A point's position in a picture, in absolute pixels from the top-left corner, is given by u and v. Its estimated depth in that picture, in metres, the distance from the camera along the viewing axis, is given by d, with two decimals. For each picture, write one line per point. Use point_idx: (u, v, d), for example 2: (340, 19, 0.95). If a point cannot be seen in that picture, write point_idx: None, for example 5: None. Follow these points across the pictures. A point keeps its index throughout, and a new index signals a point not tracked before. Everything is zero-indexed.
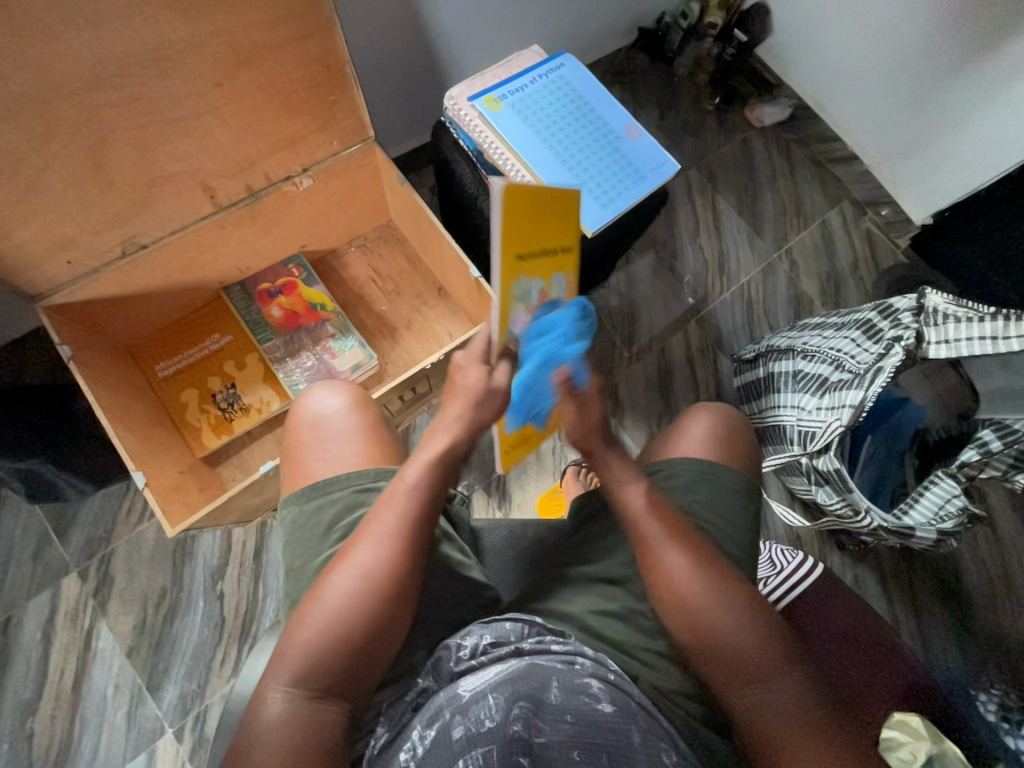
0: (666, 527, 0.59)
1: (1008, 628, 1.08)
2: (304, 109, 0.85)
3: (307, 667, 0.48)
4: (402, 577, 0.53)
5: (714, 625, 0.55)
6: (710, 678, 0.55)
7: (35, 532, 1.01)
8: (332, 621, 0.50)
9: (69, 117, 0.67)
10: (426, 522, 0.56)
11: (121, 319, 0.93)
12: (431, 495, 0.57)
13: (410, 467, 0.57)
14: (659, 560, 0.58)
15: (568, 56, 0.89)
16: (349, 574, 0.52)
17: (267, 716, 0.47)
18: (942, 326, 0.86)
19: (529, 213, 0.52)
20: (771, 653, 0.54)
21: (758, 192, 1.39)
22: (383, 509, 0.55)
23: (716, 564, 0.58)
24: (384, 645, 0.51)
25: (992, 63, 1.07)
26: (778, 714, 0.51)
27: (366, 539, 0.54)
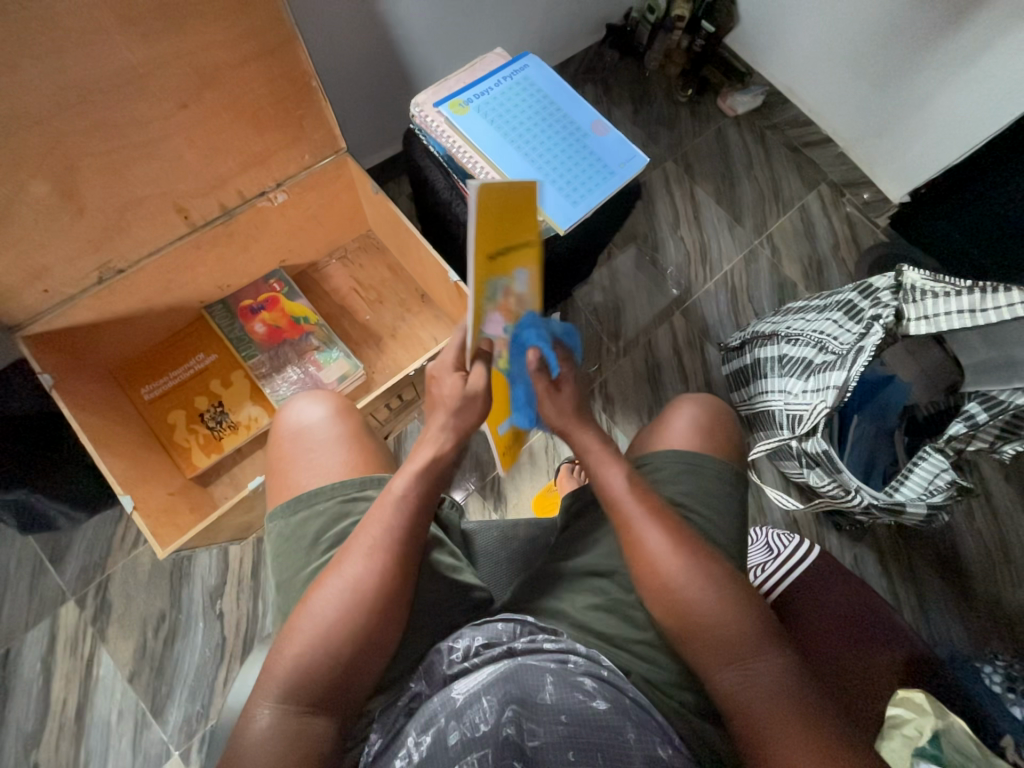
0: (647, 510, 0.59)
1: (1009, 599, 1.09)
2: (273, 125, 0.85)
3: (295, 684, 0.49)
4: (388, 590, 0.53)
5: (697, 610, 0.55)
6: (696, 662, 0.55)
7: (30, 562, 1.01)
8: (320, 635, 0.50)
9: (35, 147, 0.68)
10: (413, 534, 0.55)
11: (103, 344, 0.93)
12: (419, 505, 0.56)
13: (398, 477, 0.58)
14: (640, 543, 0.58)
15: (533, 57, 0.90)
16: (338, 587, 0.52)
17: (259, 733, 0.47)
18: (920, 301, 0.87)
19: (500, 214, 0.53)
20: (753, 635, 0.55)
21: (736, 181, 1.39)
22: (371, 519, 0.55)
23: (698, 543, 0.58)
24: (374, 658, 0.51)
25: (956, 39, 1.08)
26: (762, 694, 0.52)
27: (354, 552, 0.54)
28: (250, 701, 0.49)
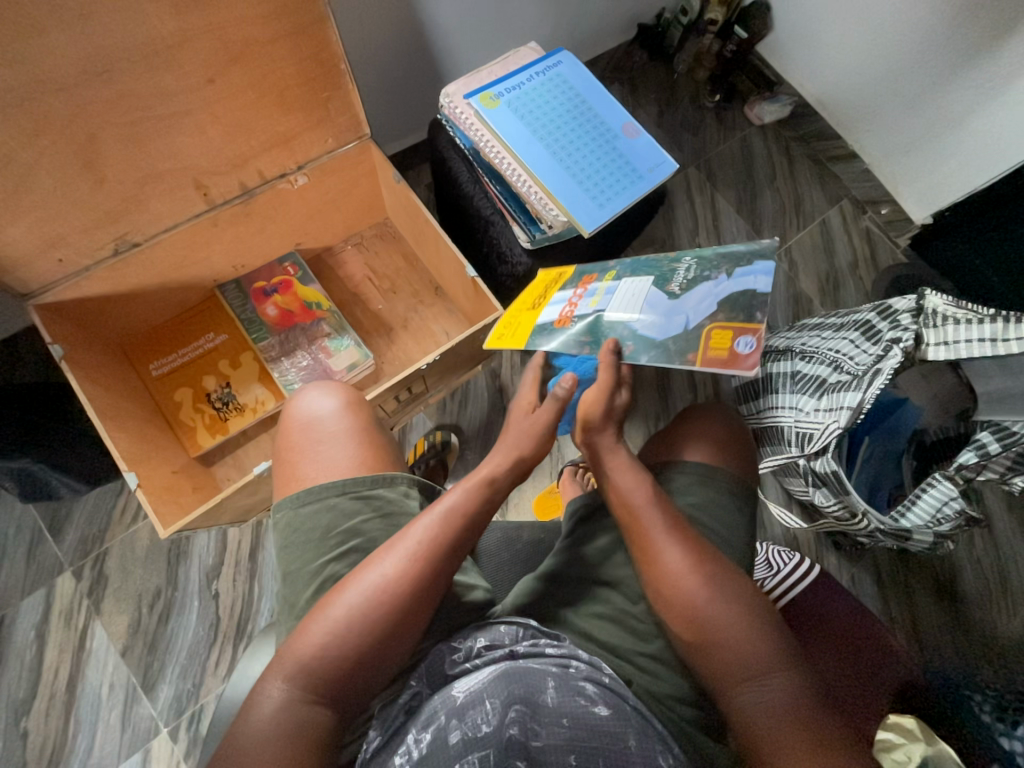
0: (664, 521, 0.59)
1: (1004, 629, 1.08)
2: (298, 106, 0.84)
3: (310, 669, 0.49)
4: (418, 599, 0.52)
5: (715, 620, 0.55)
6: (713, 680, 0.55)
7: (29, 530, 1.01)
8: (344, 624, 0.50)
9: (58, 114, 0.66)
10: (456, 547, 0.55)
11: (113, 317, 0.92)
12: (466, 520, 0.57)
13: (453, 490, 0.58)
14: (656, 553, 0.58)
15: (566, 54, 0.88)
16: (369, 580, 0.52)
17: (262, 714, 0.47)
18: (941, 327, 0.85)
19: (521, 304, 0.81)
20: (771, 654, 0.54)
21: (758, 191, 1.38)
22: (417, 520, 0.56)
23: (714, 560, 0.58)
24: (387, 659, 0.51)
25: (993, 62, 1.06)
26: (778, 713, 0.51)
27: (393, 549, 0.54)
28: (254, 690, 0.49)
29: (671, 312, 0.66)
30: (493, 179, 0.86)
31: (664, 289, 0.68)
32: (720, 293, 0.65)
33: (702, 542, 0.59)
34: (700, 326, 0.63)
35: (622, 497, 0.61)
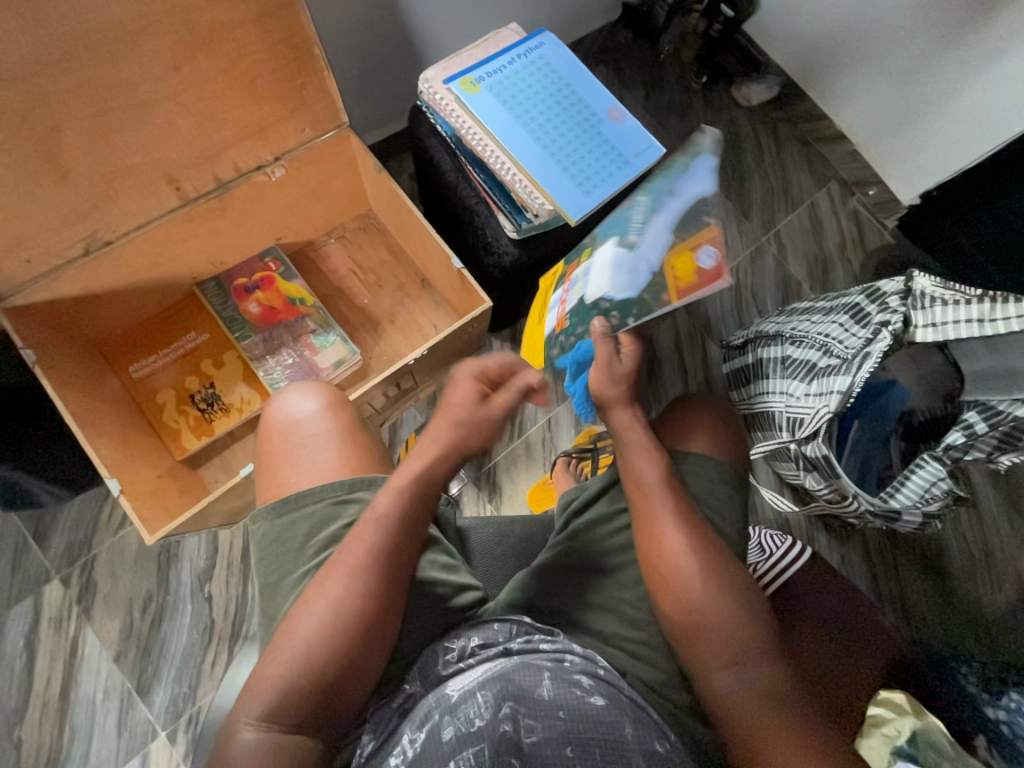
0: (671, 505, 0.59)
1: (989, 603, 1.11)
2: (272, 94, 0.81)
3: (280, 702, 0.48)
4: (373, 608, 0.51)
5: (704, 607, 0.55)
6: (693, 662, 0.55)
7: (13, 539, 0.99)
8: (305, 649, 0.49)
9: (16, 106, 0.63)
10: (400, 551, 0.54)
11: (88, 319, 0.89)
12: (404, 522, 0.54)
13: (382, 495, 0.55)
14: (655, 534, 0.58)
15: (548, 35, 0.86)
16: (319, 607, 0.51)
17: (242, 737, 0.47)
18: (929, 309, 0.85)
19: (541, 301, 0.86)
20: (756, 643, 0.55)
21: (746, 174, 1.36)
22: (351, 537, 0.54)
23: (714, 544, 0.58)
24: (360, 678, 0.50)
25: (979, 38, 1.05)
26: (755, 699, 0.52)
27: (337, 570, 0.52)
28: (235, 713, 0.49)
29: (632, 265, 0.71)
30: (476, 167, 0.83)
31: (605, 246, 0.74)
32: (666, 226, 0.71)
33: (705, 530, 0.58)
34: (661, 264, 0.70)
35: (633, 479, 0.61)
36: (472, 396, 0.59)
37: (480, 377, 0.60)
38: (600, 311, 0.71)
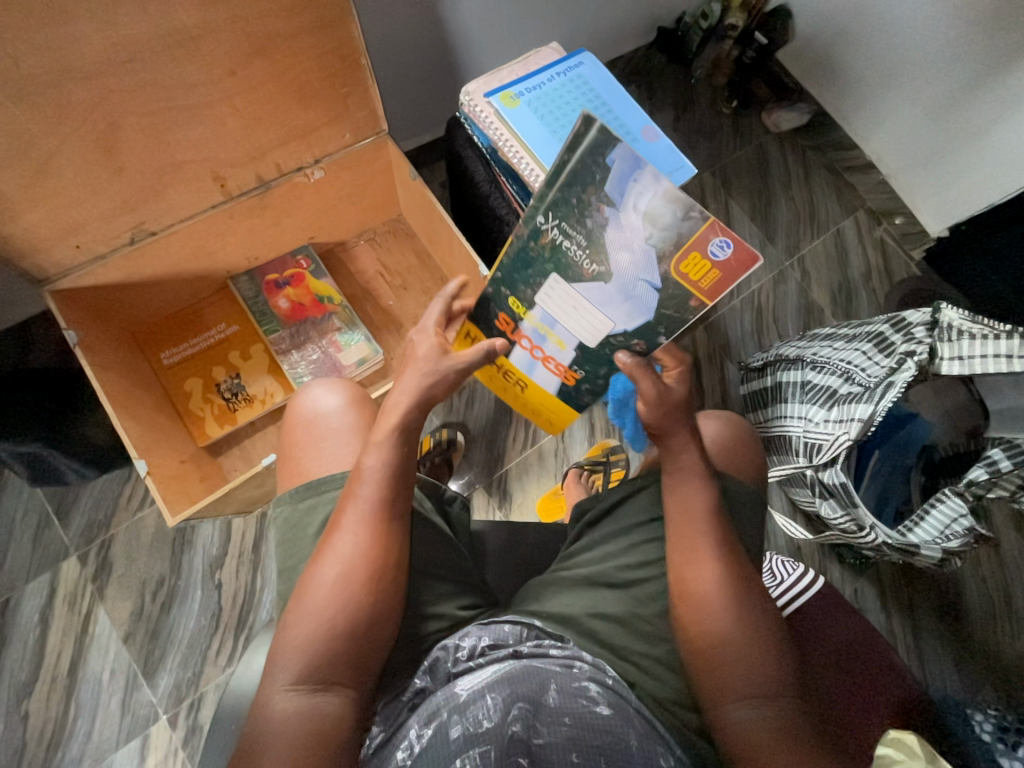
0: (707, 527, 0.59)
1: (1007, 648, 1.07)
2: (318, 100, 0.84)
3: (306, 664, 0.49)
4: (380, 564, 0.53)
5: (726, 638, 0.55)
6: (708, 692, 0.55)
7: (36, 514, 1.01)
8: (325, 611, 0.51)
9: (81, 102, 0.67)
10: (395, 502, 0.56)
11: (127, 305, 0.93)
12: (396, 473, 0.57)
13: (368, 452, 0.57)
14: (693, 562, 0.58)
15: (587, 55, 0.88)
16: (329, 566, 0.52)
17: (276, 705, 0.47)
18: (955, 342, 0.84)
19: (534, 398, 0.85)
20: (773, 678, 0.54)
21: (773, 199, 1.37)
22: (348, 496, 0.56)
23: (745, 578, 0.58)
24: (380, 635, 0.52)
25: (1016, 76, 1.05)
26: (769, 735, 0.51)
27: (339, 529, 0.54)
28: (266, 684, 0.49)
29: (627, 288, 0.62)
30: (509, 178, 0.85)
31: (586, 279, 0.64)
32: (638, 233, 0.58)
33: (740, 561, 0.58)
34: (666, 276, 0.60)
35: (680, 503, 0.61)
36: (433, 350, 0.65)
37: (436, 325, 0.68)
38: (620, 344, 0.67)
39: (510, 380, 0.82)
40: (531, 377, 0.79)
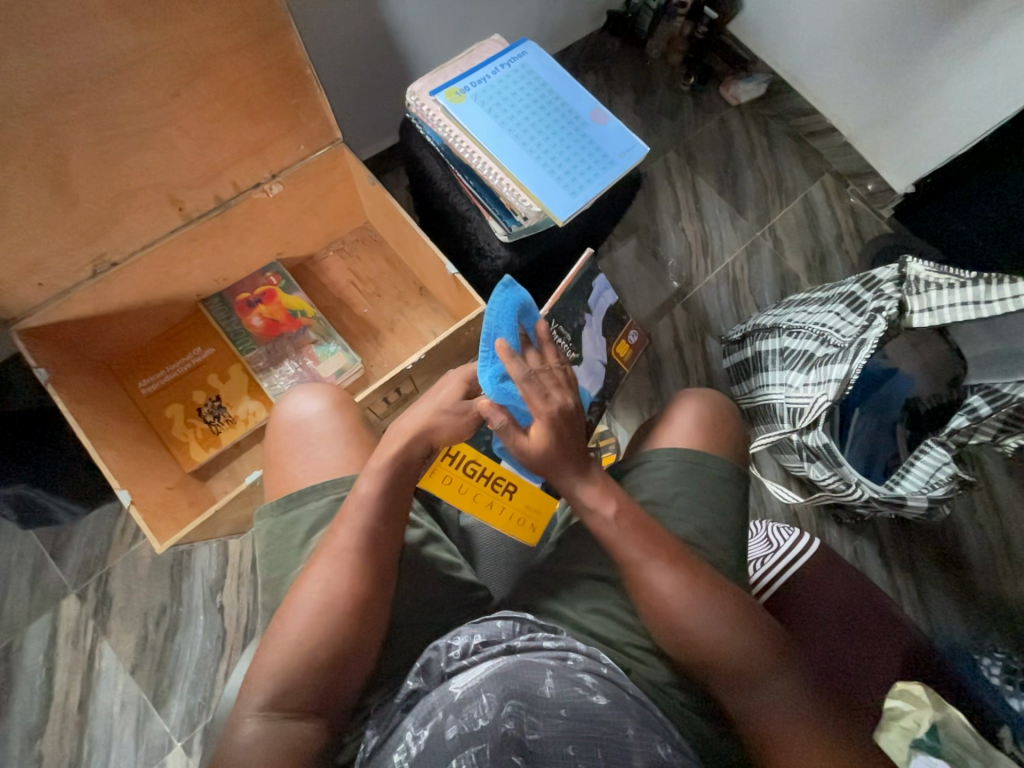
0: (656, 542, 0.57)
1: (1010, 592, 1.09)
2: (267, 114, 0.84)
3: (279, 689, 0.49)
4: (363, 592, 0.53)
5: (698, 636, 0.55)
6: (708, 686, 0.55)
7: (31, 556, 1.01)
8: (299, 637, 0.50)
9: (26, 137, 0.67)
10: (382, 534, 0.56)
11: (99, 338, 0.93)
12: (385, 505, 0.57)
13: (363, 479, 0.58)
14: (645, 579, 0.57)
15: (531, 45, 0.88)
16: (312, 589, 0.53)
17: (245, 728, 0.47)
18: (924, 293, 0.85)
19: (482, 509, 0.65)
20: (764, 655, 0.54)
21: (739, 171, 1.38)
22: (337, 523, 0.56)
23: (707, 579, 0.57)
24: (358, 663, 0.51)
25: (963, 26, 1.05)
26: (772, 713, 0.52)
27: (324, 555, 0.54)
28: (239, 708, 0.49)
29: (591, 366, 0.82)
30: (466, 175, 0.85)
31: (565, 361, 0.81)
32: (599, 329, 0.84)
33: (690, 561, 0.57)
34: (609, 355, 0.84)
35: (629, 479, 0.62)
36: (457, 392, 0.63)
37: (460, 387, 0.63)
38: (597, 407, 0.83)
39: (499, 486, 0.65)
40: (527, 475, 0.75)
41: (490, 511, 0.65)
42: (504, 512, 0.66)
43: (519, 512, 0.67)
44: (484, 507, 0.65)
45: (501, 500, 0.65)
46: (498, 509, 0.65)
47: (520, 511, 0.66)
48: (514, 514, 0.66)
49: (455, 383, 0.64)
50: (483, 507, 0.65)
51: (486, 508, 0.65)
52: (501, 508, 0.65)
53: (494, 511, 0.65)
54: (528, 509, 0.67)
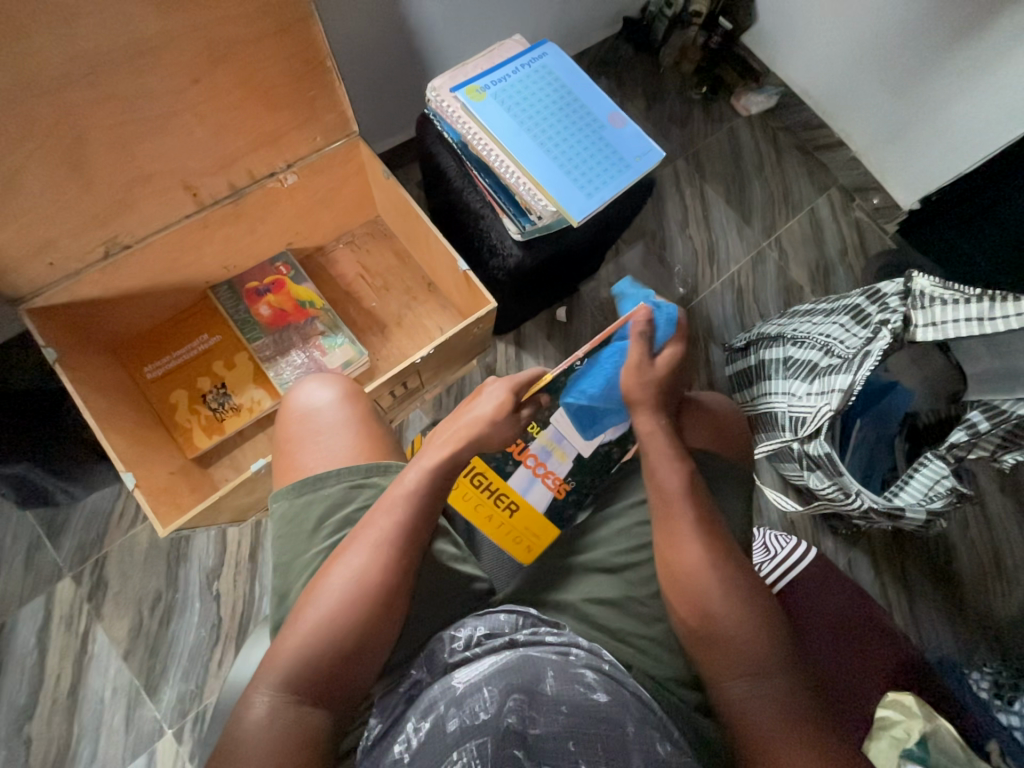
0: (694, 516, 0.60)
1: (999, 607, 1.10)
2: (286, 104, 0.84)
3: (304, 672, 0.49)
4: (394, 582, 0.53)
5: (714, 614, 0.56)
6: (706, 668, 0.56)
7: (27, 538, 1.00)
8: (326, 622, 0.51)
9: (45, 117, 0.67)
10: (420, 528, 0.56)
11: (107, 320, 0.92)
12: (426, 497, 0.57)
13: (410, 470, 0.59)
14: (677, 544, 0.59)
15: (551, 46, 0.89)
16: (342, 576, 0.53)
17: (254, 703, 0.48)
18: (929, 308, 0.86)
19: (487, 524, 0.72)
20: (768, 652, 0.55)
21: (747, 182, 1.39)
22: (376, 511, 0.56)
23: (735, 562, 0.58)
24: (376, 651, 0.52)
25: (973, 48, 1.07)
26: (767, 708, 0.52)
27: (361, 542, 0.55)
28: (250, 685, 0.49)
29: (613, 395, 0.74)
30: (482, 172, 0.86)
31: None
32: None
33: (722, 538, 0.59)
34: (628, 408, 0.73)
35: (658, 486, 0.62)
36: (506, 402, 0.64)
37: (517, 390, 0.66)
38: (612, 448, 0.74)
39: (501, 503, 0.73)
40: (525, 496, 0.73)
41: (494, 526, 0.72)
42: (507, 529, 0.72)
43: (518, 530, 0.73)
44: (490, 523, 0.72)
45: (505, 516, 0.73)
46: (503, 526, 0.72)
47: (517, 528, 0.73)
48: (513, 531, 0.72)
49: (502, 394, 0.65)
50: (489, 522, 0.72)
51: (491, 523, 0.72)
52: (505, 524, 0.72)
53: (497, 527, 0.72)
54: (528, 530, 0.73)
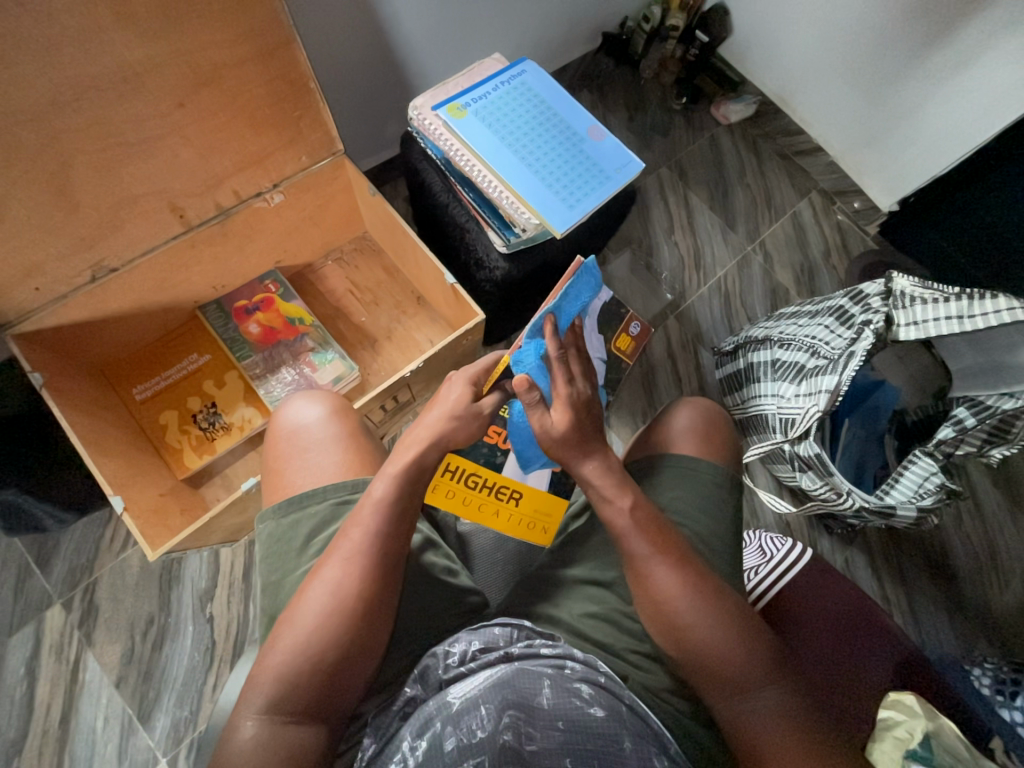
0: (668, 539, 0.58)
1: (997, 601, 1.10)
2: (270, 125, 0.85)
3: (283, 692, 0.48)
4: (371, 594, 0.53)
5: (700, 637, 0.54)
6: (703, 690, 0.55)
7: (15, 566, 0.99)
8: (304, 639, 0.50)
9: (30, 144, 0.68)
10: (393, 538, 0.56)
11: (94, 343, 0.92)
12: (398, 507, 0.57)
13: (378, 480, 0.59)
14: (652, 568, 0.57)
15: (530, 63, 0.91)
16: (319, 592, 0.52)
17: (243, 729, 0.47)
18: (910, 307, 0.87)
19: (489, 516, 0.70)
20: (758, 666, 0.54)
21: (729, 187, 1.41)
22: (349, 525, 0.56)
23: (710, 581, 0.57)
24: (360, 666, 0.51)
25: (941, 55, 1.10)
26: (765, 723, 0.51)
27: (335, 557, 0.54)
28: (238, 711, 0.48)
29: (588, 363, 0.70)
30: (466, 187, 0.87)
31: None
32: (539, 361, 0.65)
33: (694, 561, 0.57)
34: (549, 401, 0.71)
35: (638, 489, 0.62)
36: (467, 398, 0.65)
37: (475, 380, 0.66)
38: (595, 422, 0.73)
39: (503, 495, 0.70)
40: (526, 483, 0.70)
41: (496, 517, 0.70)
42: (512, 517, 0.70)
43: (528, 515, 0.70)
44: (490, 515, 0.70)
45: (506, 503, 0.70)
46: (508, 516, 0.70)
47: (527, 513, 0.70)
48: (523, 516, 0.70)
49: (461, 388, 0.65)
50: (489, 515, 0.70)
51: (492, 515, 0.70)
52: (508, 513, 0.70)
53: (500, 518, 0.70)
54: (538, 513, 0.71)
